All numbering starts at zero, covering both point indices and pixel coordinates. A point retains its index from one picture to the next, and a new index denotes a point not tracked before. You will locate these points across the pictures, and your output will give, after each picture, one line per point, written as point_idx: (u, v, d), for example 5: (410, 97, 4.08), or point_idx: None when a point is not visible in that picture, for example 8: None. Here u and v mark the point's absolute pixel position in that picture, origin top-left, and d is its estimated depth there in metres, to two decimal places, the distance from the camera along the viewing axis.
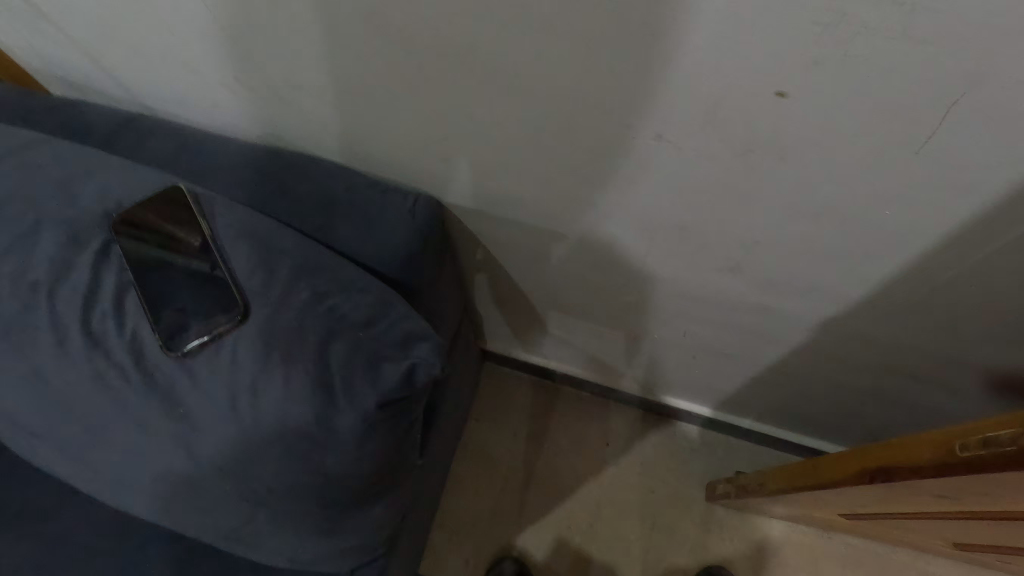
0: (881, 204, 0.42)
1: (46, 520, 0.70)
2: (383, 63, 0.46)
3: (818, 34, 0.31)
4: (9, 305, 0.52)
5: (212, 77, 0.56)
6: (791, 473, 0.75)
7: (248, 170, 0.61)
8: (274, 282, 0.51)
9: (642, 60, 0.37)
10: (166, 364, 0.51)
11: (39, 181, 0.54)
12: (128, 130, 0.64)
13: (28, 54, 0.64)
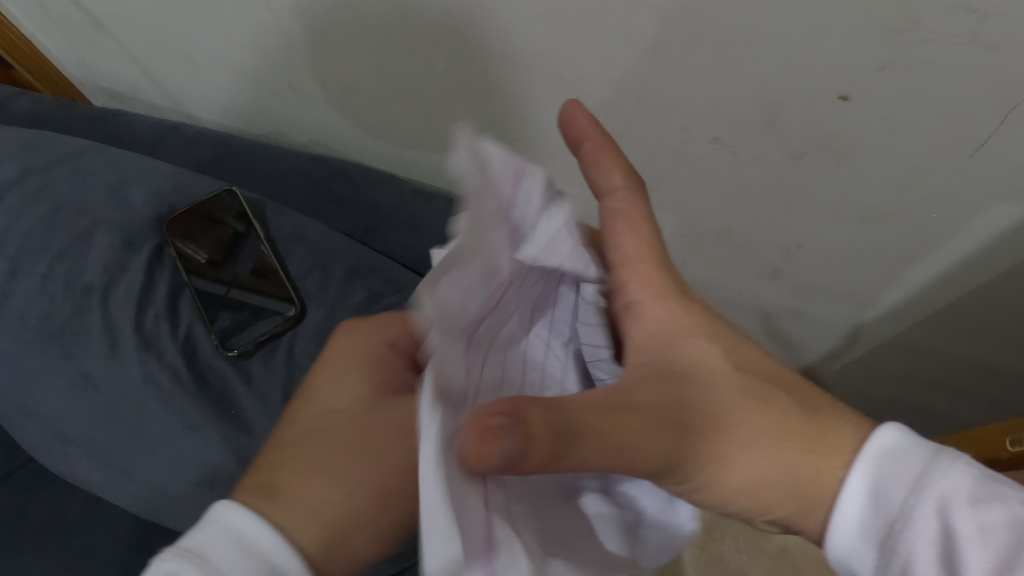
0: (930, 206, 0.43)
1: (66, 534, 0.68)
2: (446, 68, 0.47)
3: (888, 40, 0.34)
4: (60, 310, 0.51)
5: (265, 86, 0.58)
6: None
7: (297, 179, 0.63)
8: (330, 283, 0.55)
9: (708, 67, 0.39)
10: (220, 363, 0.52)
11: (95, 186, 0.55)
12: (173, 138, 0.65)
13: (75, 65, 0.67)
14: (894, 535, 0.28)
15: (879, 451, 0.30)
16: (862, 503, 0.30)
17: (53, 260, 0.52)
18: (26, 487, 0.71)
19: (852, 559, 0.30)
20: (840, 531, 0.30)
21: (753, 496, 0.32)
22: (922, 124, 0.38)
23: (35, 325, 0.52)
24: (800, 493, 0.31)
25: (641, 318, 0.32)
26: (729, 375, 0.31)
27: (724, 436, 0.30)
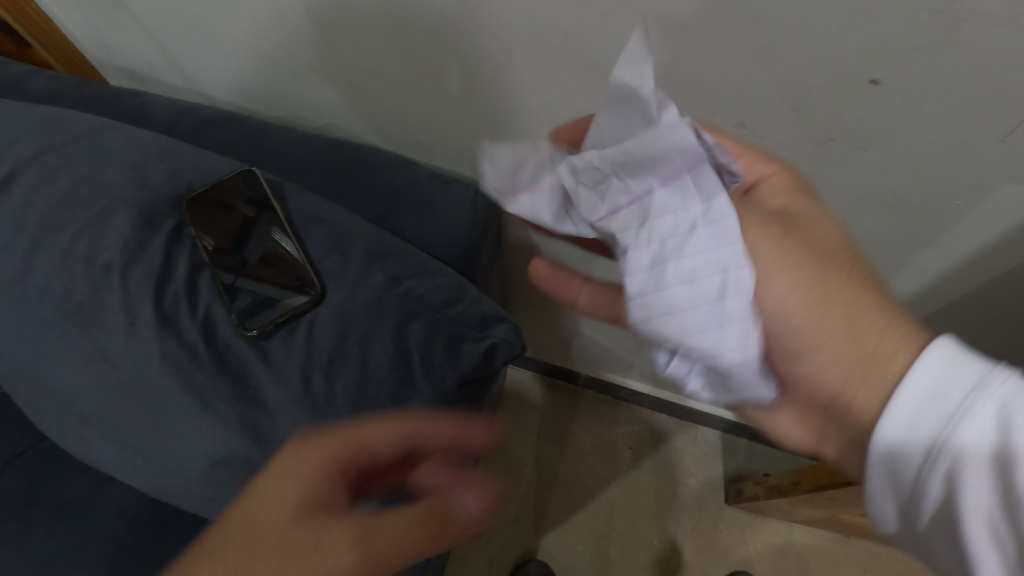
0: (955, 191, 0.43)
1: (80, 512, 0.68)
2: (469, 48, 0.47)
3: (923, 22, 0.33)
4: (79, 288, 0.51)
5: (285, 67, 0.57)
6: (826, 471, 0.75)
7: (314, 162, 0.63)
8: (349, 265, 0.54)
9: (737, 50, 0.39)
10: (238, 344, 0.51)
11: (113, 164, 0.55)
12: (190, 118, 0.65)
13: (93, 43, 0.67)
14: (949, 429, 0.34)
15: (937, 355, 0.35)
16: (918, 397, 0.35)
17: (72, 238, 0.52)
18: (38, 466, 0.71)
19: (898, 450, 0.36)
20: (890, 419, 0.35)
21: (798, 349, 0.39)
22: (952, 108, 0.37)
23: (54, 302, 0.52)
24: (858, 365, 0.37)
25: (764, 187, 0.39)
26: (823, 240, 0.38)
27: (772, 269, 0.37)
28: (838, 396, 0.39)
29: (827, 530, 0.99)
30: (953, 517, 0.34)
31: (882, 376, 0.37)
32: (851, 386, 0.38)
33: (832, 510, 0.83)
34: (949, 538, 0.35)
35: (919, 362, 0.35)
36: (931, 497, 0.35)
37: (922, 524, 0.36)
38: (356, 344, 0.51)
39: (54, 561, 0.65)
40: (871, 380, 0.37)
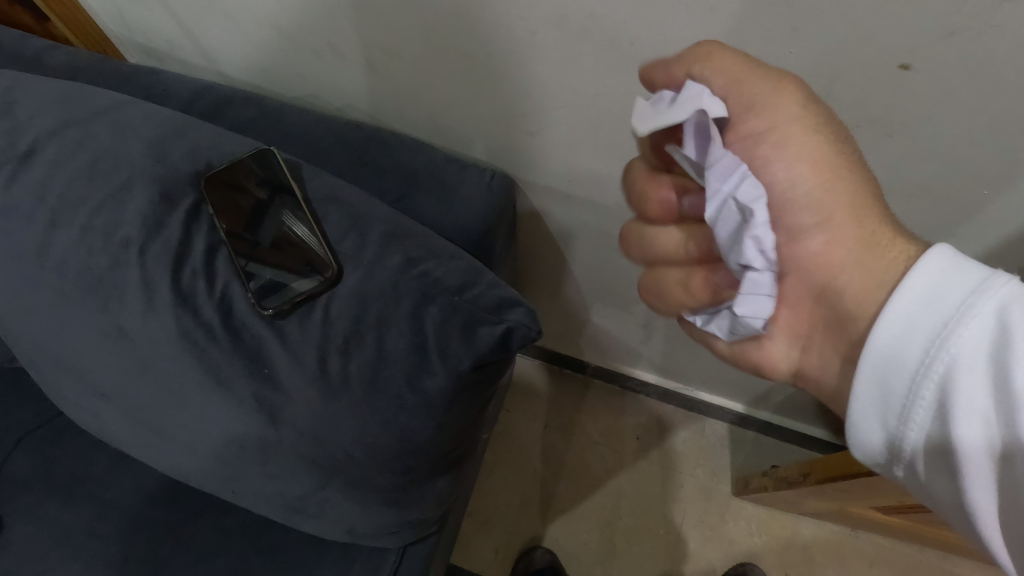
0: (981, 177, 0.43)
1: (95, 486, 0.69)
2: (492, 30, 0.47)
3: (961, 5, 0.33)
4: (98, 262, 0.52)
5: (304, 46, 0.57)
6: (836, 464, 0.75)
7: (332, 143, 0.63)
8: (367, 246, 0.54)
9: (765, 34, 0.39)
10: (255, 322, 0.51)
11: (132, 140, 0.55)
12: (208, 97, 0.65)
13: (112, 19, 0.67)
14: (947, 331, 0.30)
15: (941, 252, 0.32)
16: (919, 296, 0.31)
17: (91, 213, 0.52)
18: (54, 440, 0.71)
19: (888, 359, 0.32)
20: (887, 319, 0.32)
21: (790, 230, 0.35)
22: (984, 94, 0.37)
23: (73, 277, 0.52)
24: (857, 247, 0.34)
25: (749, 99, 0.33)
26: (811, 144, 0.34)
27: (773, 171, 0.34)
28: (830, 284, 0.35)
29: (833, 523, 0.98)
30: (944, 434, 0.30)
31: (879, 259, 0.33)
32: (846, 266, 0.34)
33: (841, 502, 0.83)
34: (941, 463, 0.31)
35: (924, 257, 0.32)
36: (921, 416, 0.31)
37: (907, 448, 0.32)
38: (373, 325, 0.51)
39: (69, 534, 0.65)
40: (868, 262, 0.34)
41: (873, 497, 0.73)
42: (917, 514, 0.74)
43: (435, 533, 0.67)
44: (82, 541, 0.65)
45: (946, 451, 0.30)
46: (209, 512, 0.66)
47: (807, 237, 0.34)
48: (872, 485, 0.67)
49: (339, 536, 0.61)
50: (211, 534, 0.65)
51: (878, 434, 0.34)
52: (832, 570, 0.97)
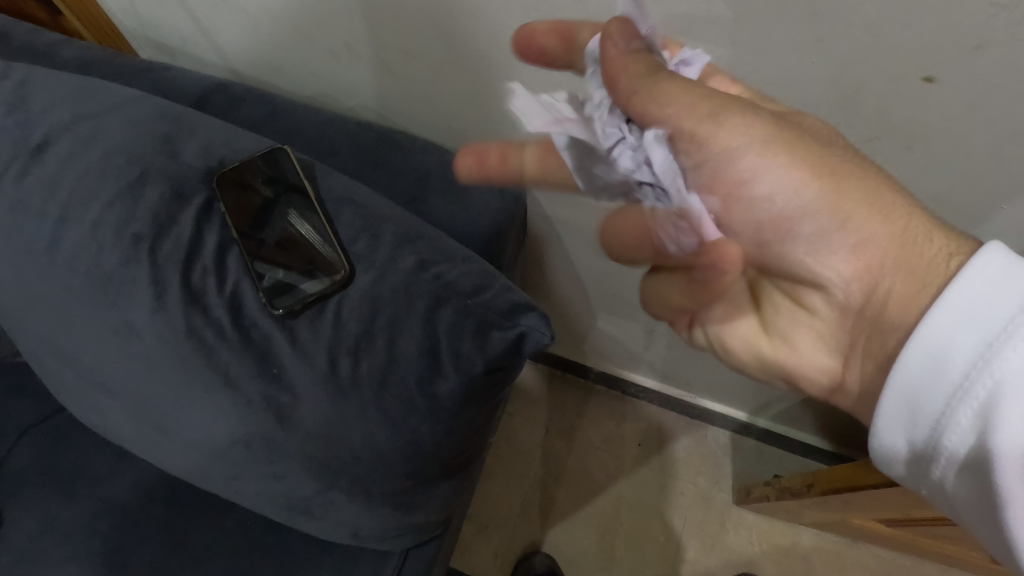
0: (999, 194, 0.43)
1: (96, 482, 0.68)
2: (511, 34, 0.46)
3: (991, 18, 0.32)
4: (108, 258, 0.51)
5: (319, 44, 0.57)
6: (840, 475, 0.74)
7: (344, 144, 0.63)
8: (380, 247, 0.54)
9: (790, 44, 0.38)
10: (265, 323, 0.51)
11: (145, 136, 0.55)
12: (221, 94, 0.65)
13: (125, 14, 0.67)
14: (990, 352, 0.31)
15: (989, 263, 0.32)
16: (960, 309, 0.32)
17: (102, 208, 0.52)
18: (56, 435, 0.71)
19: (929, 372, 0.33)
20: (925, 334, 0.33)
21: (817, 241, 0.37)
22: (1008, 108, 0.37)
23: (83, 272, 0.52)
24: (891, 249, 0.36)
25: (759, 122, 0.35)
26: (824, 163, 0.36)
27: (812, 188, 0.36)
28: (874, 292, 0.37)
29: (834, 534, 0.98)
30: (979, 458, 0.32)
31: (920, 259, 0.35)
32: (888, 272, 0.36)
33: (844, 513, 0.82)
34: (971, 471, 0.32)
35: (972, 263, 0.33)
36: (957, 434, 0.33)
37: (938, 458, 0.34)
38: (385, 328, 0.50)
39: (69, 531, 0.65)
40: (908, 265, 0.35)
41: (877, 510, 0.73)
42: (920, 528, 0.74)
43: (438, 537, 0.67)
44: (82, 537, 0.64)
45: (977, 463, 0.32)
46: (211, 511, 0.66)
47: (835, 246, 0.37)
48: (876, 497, 0.67)
49: (341, 538, 0.61)
50: (212, 534, 0.64)
51: (906, 441, 0.36)
52: None
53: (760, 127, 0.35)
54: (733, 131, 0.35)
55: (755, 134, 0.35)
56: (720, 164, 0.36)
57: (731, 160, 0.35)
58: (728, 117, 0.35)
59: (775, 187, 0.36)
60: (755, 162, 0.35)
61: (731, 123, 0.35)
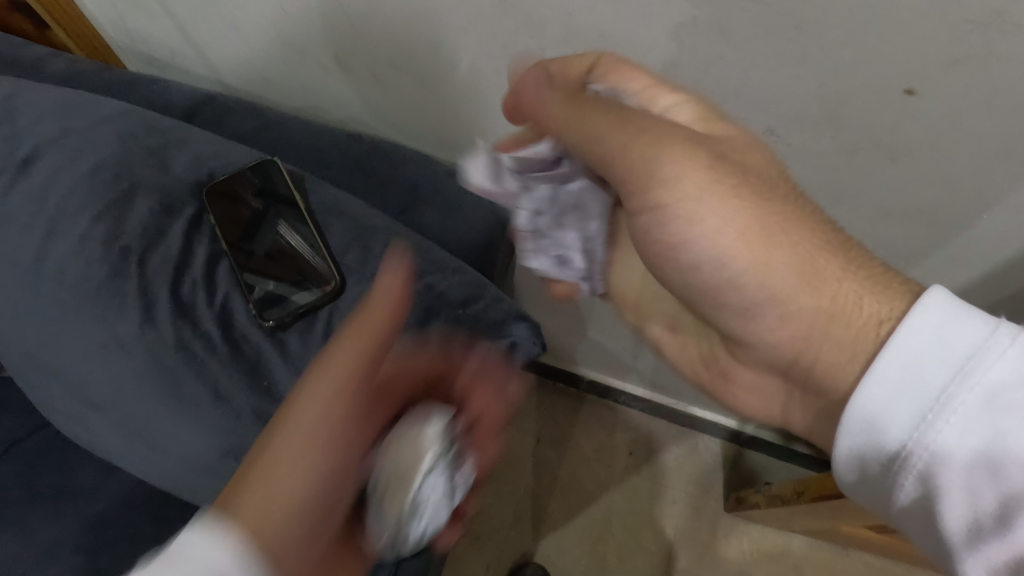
0: (979, 206, 0.44)
1: (81, 499, 0.67)
2: (500, 46, 0.47)
3: (967, 33, 0.33)
4: (96, 271, 0.51)
5: (310, 57, 0.57)
6: (830, 482, 0.75)
7: (334, 155, 0.63)
8: (370, 258, 0.55)
9: (776, 58, 0.39)
10: (255, 335, 0.52)
11: (133, 149, 0.55)
12: (210, 107, 0.65)
13: (114, 27, 0.67)
14: (925, 423, 0.32)
15: (927, 318, 0.32)
16: (893, 381, 0.32)
17: (90, 221, 0.52)
18: (39, 452, 0.70)
19: (869, 439, 0.34)
20: (857, 408, 0.33)
21: (753, 302, 0.38)
22: (986, 121, 0.38)
23: (71, 286, 0.51)
24: (819, 316, 0.36)
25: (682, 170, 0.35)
26: (745, 221, 0.36)
27: (754, 245, 0.36)
28: (801, 355, 0.38)
29: (825, 542, 0.99)
30: (931, 514, 0.33)
31: (847, 328, 0.35)
32: (813, 339, 0.37)
33: (833, 521, 0.83)
34: (926, 525, 0.33)
35: (904, 329, 0.33)
36: (903, 496, 0.34)
37: (890, 510, 0.35)
38: None
39: (54, 549, 0.64)
40: (836, 334, 0.36)
41: (867, 517, 0.73)
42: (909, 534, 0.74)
43: (430, 549, 0.66)
44: (67, 555, 0.63)
45: (926, 517, 0.33)
46: None
47: (763, 308, 0.38)
48: None
49: None
50: None
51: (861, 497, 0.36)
52: None
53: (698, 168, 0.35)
54: (671, 175, 0.35)
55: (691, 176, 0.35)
56: (647, 221, 0.38)
57: (661, 217, 0.37)
58: (640, 142, 0.35)
59: (703, 252, 0.37)
60: (689, 213, 0.36)
61: (653, 162, 0.36)
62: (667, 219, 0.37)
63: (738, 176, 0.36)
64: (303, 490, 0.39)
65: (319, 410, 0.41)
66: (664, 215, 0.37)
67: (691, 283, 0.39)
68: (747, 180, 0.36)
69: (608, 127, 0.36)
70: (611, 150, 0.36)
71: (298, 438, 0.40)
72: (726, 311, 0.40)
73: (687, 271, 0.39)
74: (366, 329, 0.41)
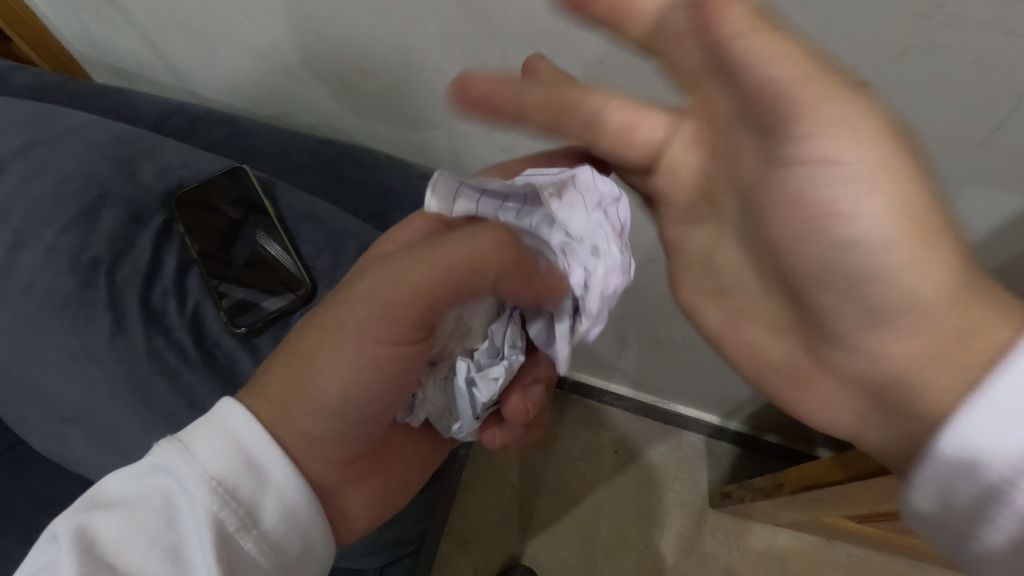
0: None
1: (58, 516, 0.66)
2: (463, 49, 0.48)
3: None
4: (64, 283, 0.50)
5: (278, 64, 0.57)
6: (809, 474, 0.76)
7: (305, 161, 0.63)
8: (341, 262, 0.56)
9: None
10: (227, 341, 0.52)
11: (100, 160, 0.55)
12: (180, 116, 0.65)
13: (80, 38, 0.67)
14: None
15: None
16: (1011, 408, 0.26)
17: (57, 233, 0.51)
18: (13, 469, 0.69)
19: (961, 465, 0.27)
20: (958, 433, 0.27)
21: (873, 311, 0.28)
22: None
23: (39, 299, 0.51)
24: (940, 342, 0.28)
25: (852, 125, 0.24)
26: (908, 214, 0.25)
27: (904, 243, 0.26)
28: (903, 380, 0.30)
29: (809, 534, 0.99)
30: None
31: (970, 355, 0.28)
32: (930, 365, 0.29)
33: (815, 513, 0.84)
34: None
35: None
36: (992, 543, 0.27)
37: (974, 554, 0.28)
38: None
39: None
40: (956, 366, 0.28)
41: (845, 507, 0.74)
42: (887, 523, 0.75)
43: (413, 554, 0.66)
44: None
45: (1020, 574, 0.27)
46: None
47: (886, 319, 0.28)
48: (844, 494, 0.69)
49: None
50: None
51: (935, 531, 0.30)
52: None
53: (860, 122, 0.24)
54: (842, 131, 0.24)
55: (861, 144, 0.24)
56: (807, 182, 0.26)
57: (825, 185, 0.25)
58: (815, 87, 0.23)
59: (856, 232, 0.26)
60: (832, 188, 0.25)
61: (816, 115, 0.24)
62: (802, 192, 0.26)
63: (911, 149, 0.25)
64: (319, 428, 0.40)
65: (339, 369, 0.39)
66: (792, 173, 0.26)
67: (801, 264, 0.29)
68: (914, 154, 0.25)
69: (770, 35, 0.23)
70: (772, 78, 0.23)
71: (325, 400, 0.40)
72: (831, 318, 0.30)
73: (790, 257, 0.29)
74: (405, 276, 0.36)
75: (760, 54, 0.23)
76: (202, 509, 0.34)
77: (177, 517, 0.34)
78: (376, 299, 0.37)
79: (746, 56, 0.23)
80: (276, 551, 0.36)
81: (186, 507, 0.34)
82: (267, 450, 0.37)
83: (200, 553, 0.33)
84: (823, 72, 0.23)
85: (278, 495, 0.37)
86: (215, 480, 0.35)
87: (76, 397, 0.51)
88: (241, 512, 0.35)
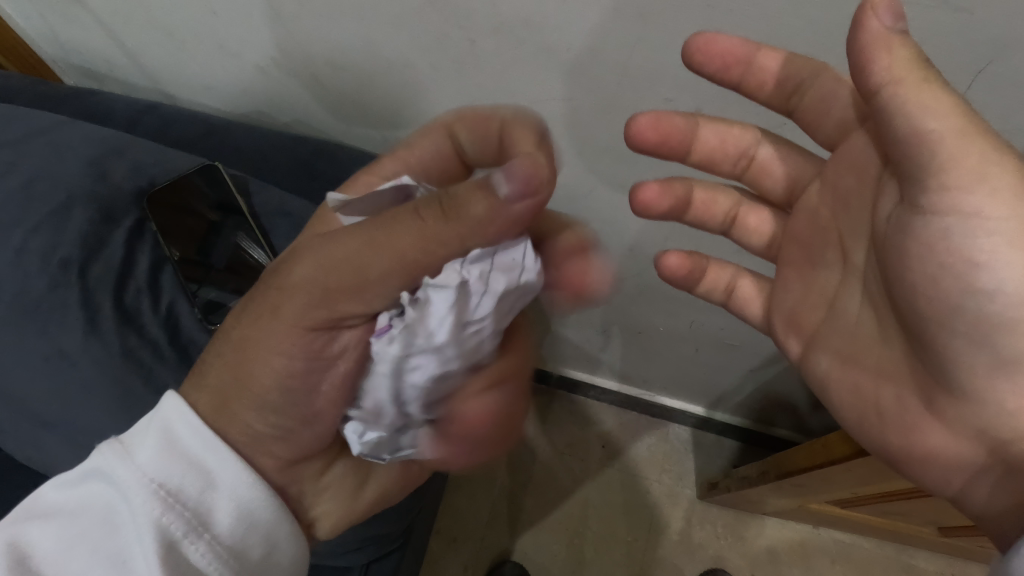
0: None
1: None
2: (431, 41, 0.48)
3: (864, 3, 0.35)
4: (35, 284, 0.50)
5: (248, 62, 0.57)
6: (791, 459, 0.77)
7: (279, 158, 0.63)
8: None
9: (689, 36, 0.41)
10: (202, 338, 0.53)
11: (70, 160, 0.54)
12: (151, 116, 0.65)
13: (47, 40, 0.67)
14: None
15: None
16: None
17: (27, 234, 0.51)
18: None
19: None
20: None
21: (1004, 359, 0.32)
22: None
23: (9, 301, 0.50)
24: None
25: (993, 194, 0.30)
26: None
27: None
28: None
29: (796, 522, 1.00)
30: None
31: None
32: None
33: (800, 499, 0.84)
34: None
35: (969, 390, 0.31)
36: None
37: None
38: None
39: None
40: None
41: (827, 490, 0.75)
42: (871, 505, 0.76)
43: (399, 550, 0.66)
44: None
45: None
46: None
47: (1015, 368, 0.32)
48: (826, 477, 0.69)
49: None
50: None
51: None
52: (797, 568, 0.99)
53: (1007, 192, 0.30)
54: (993, 195, 0.30)
55: (1009, 213, 0.30)
56: (950, 231, 0.31)
57: (967, 234, 0.31)
58: (973, 160, 0.29)
59: (1000, 284, 0.31)
60: (984, 247, 0.31)
61: (971, 176, 0.29)
62: (948, 248, 0.31)
63: None
64: (262, 423, 0.40)
65: (274, 359, 0.39)
66: (938, 228, 0.31)
67: (935, 319, 0.33)
68: None
69: (944, 110, 0.29)
70: (927, 130, 0.29)
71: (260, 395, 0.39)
72: (948, 361, 0.33)
73: (912, 303, 0.33)
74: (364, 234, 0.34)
75: (914, 106, 0.29)
76: (147, 520, 0.34)
77: (119, 528, 0.34)
78: (312, 286, 0.36)
79: (904, 103, 0.29)
80: (235, 553, 0.36)
81: (129, 516, 0.34)
82: (209, 445, 0.38)
83: (143, 560, 0.33)
84: (975, 140, 0.29)
85: (231, 496, 0.37)
86: (155, 483, 0.35)
87: (48, 398, 0.51)
88: (189, 517, 0.35)
